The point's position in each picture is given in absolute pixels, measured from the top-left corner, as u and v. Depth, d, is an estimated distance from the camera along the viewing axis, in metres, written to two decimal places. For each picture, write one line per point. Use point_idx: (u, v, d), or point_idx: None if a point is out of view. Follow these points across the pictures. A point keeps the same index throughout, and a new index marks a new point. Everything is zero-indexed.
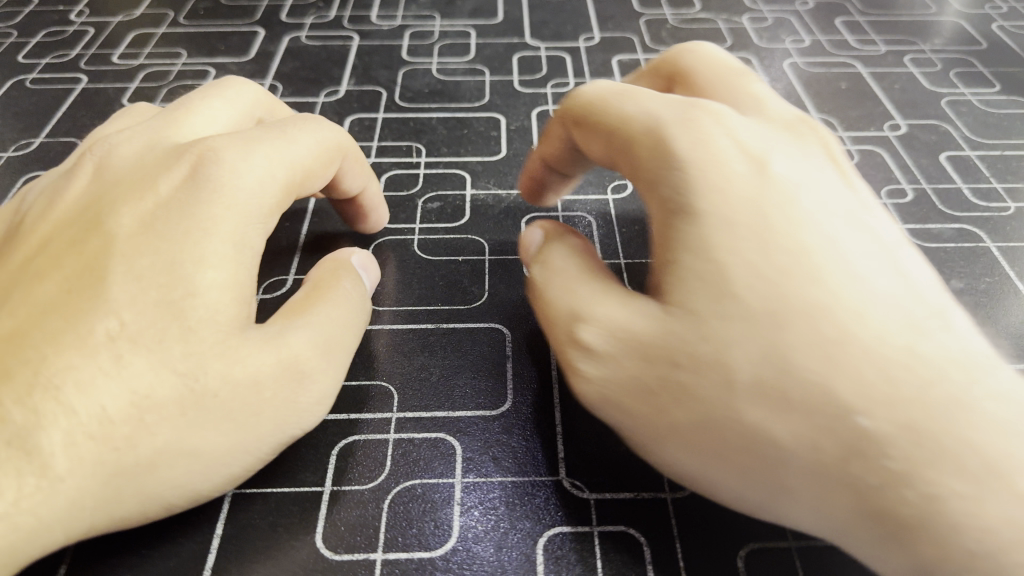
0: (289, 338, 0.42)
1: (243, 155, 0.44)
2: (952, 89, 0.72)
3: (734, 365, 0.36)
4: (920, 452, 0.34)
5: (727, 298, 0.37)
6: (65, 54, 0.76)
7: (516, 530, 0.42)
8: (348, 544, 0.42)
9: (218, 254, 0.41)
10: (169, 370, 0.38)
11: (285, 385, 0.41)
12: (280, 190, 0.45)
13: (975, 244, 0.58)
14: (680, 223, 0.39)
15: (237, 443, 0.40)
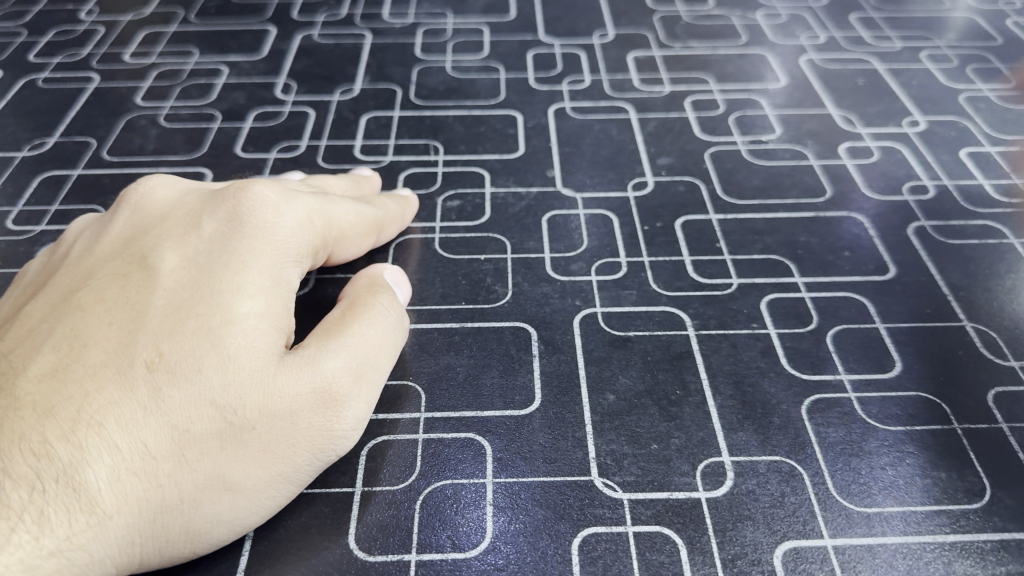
0: (325, 362, 0.42)
1: (280, 202, 0.47)
2: (970, 85, 0.71)
3: None
4: None
5: None
6: (75, 53, 0.76)
7: (551, 530, 0.42)
8: (381, 545, 0.41)
9: (256, 284, 0.43)
10: (206, 404, 0.39)
11: (320, 412, 0.41)
12: (316, 238, 0.49)
13: (999, 240, 0.57)
14: None
15: (276, 475, 0.40)
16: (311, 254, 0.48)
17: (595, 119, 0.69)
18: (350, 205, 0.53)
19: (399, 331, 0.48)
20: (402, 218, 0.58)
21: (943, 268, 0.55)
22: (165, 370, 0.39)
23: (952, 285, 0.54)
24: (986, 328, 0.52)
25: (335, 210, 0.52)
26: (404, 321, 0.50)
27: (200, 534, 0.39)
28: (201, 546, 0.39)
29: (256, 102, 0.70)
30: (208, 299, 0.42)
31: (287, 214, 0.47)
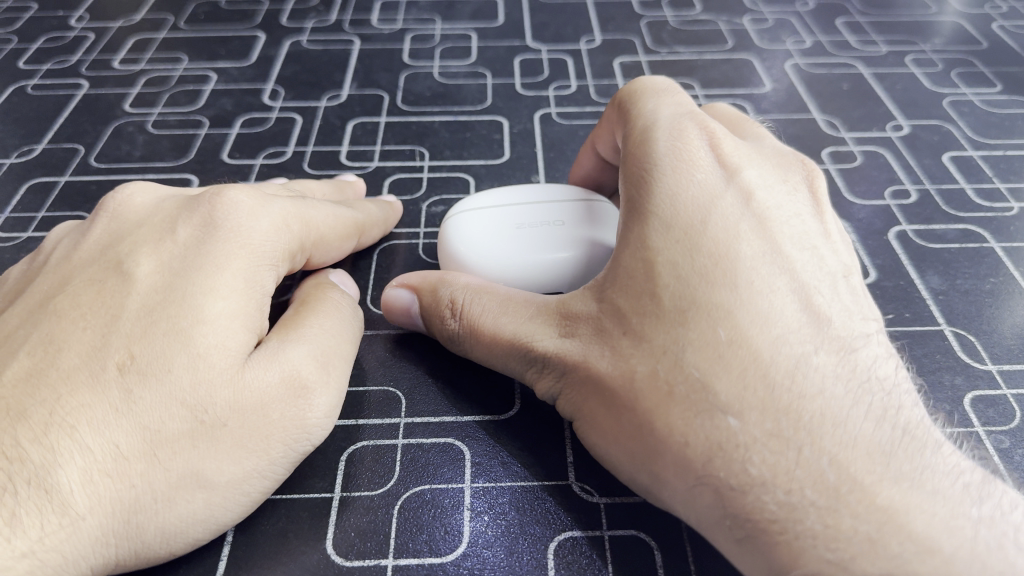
0: (291, 354, 0.43)
1: (256, 206, 0.48)
2: (954, 90, 0.72)
3: (635, 369, 0.41)
4: (782, 463, 0.37)
5: (647, 295, 0.42)
6: (66, 60, 0.76)
7: (525, 534, 0.42)
8: (358, 550, 0.42)
9: (228, 285, 0.43)
10: (177, 404, 0.40)
11: (290, 404, 0.42)
12: (293, 241, 0.49)
13: (980, 244, 0.58)
14: (634, 221, 0.44)
15: (250, 470, 0.40)
16: (286, 258, 0.48)
17: (580, 124, 0.69)
18: (328, 210, 0.53)
19: (357, 334, 0.48)
20: (382, 224, 0.58)
21: (923, 272, 0.56)
22: (137, 372, 0.40)
23: (931, 289, 0.55)
24: (964, 332, 0.52)
25: (313, 215, 0.52)
26: (360, 327, 0.50)
27: (174, 534, 0.39)
28: (176, 545, 0.39)
29: (244, 108, 0.70)
30: (179, 302, 0.42)
31: (263, 218, 0.47)
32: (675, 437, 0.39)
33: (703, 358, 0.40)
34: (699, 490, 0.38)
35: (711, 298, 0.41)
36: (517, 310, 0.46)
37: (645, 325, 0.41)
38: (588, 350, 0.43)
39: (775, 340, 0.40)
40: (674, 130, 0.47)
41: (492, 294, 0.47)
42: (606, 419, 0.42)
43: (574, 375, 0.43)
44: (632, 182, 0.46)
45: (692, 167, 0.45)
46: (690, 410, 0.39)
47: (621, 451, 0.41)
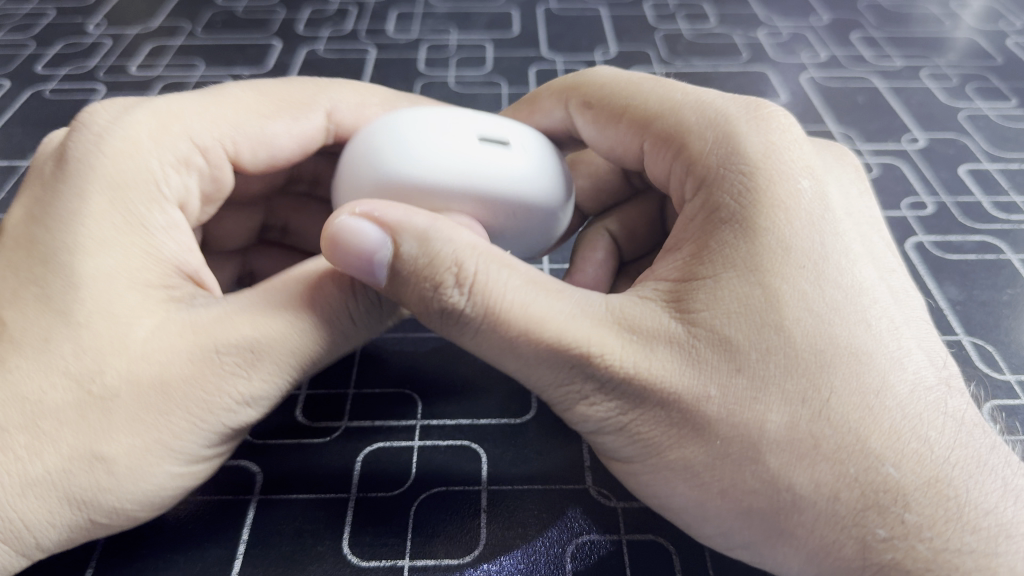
0: (222, 328, 0.39)
1: (124, 125, 0.44)
2: (969, 104, 0.72)
3: (765, 417, 0.36)
4: (938, 513, 0.36)
5: (769, 329, 0.36)
6: (82, 65, 0.76)
7: (542, 536, 0.42)
8: (374, 550, 0.41)
9: (107, 228, 0.40)
10: (59, 372, 0.37)
11: (198, 376, 0.38)
12: (175, 151, 0.45)
13: (996, 256, 0.58)
14: (738, 238, 0.39)
15: (149, 443, 0.38)
16: (185, 168, 0.46)
17: None
18: (267, 107, 0.51)
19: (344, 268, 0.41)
20: (351, 121, 0.54)
21: (941, 282, 0.56)
22: (10, 342, 0.38)
23: (949, 299, 0.55)
24: (982, 342, 0.52)
25: (244, 117, 0.49)
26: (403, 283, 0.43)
27: (86, 502, 0.38)
28: (94, 513, 0.38)
29: None
30: (47, 257, 0.39)
31: (148, 137, 0.45)
32: (819, 494, 0.35)
33: (852, 407, 0.36)
34: (842, 543, 0.36)
35: (849, 341, 0.37)
36: (559, 307, 0.37)
37: (763, 362, 0.36)
38: (675, 381, 0.36)
39: (912, 384, 0.37)
40: (756, 124, 0.43)
41: (514, 272, 0.37)
42: (700, 460, 0.37)
43: (660, 410, 0.37)
44: (727, 188, 0.40)
45: (796, 176, 0.40)
46: (841, 464, 0.35)
47: (731, 503, 0.37)
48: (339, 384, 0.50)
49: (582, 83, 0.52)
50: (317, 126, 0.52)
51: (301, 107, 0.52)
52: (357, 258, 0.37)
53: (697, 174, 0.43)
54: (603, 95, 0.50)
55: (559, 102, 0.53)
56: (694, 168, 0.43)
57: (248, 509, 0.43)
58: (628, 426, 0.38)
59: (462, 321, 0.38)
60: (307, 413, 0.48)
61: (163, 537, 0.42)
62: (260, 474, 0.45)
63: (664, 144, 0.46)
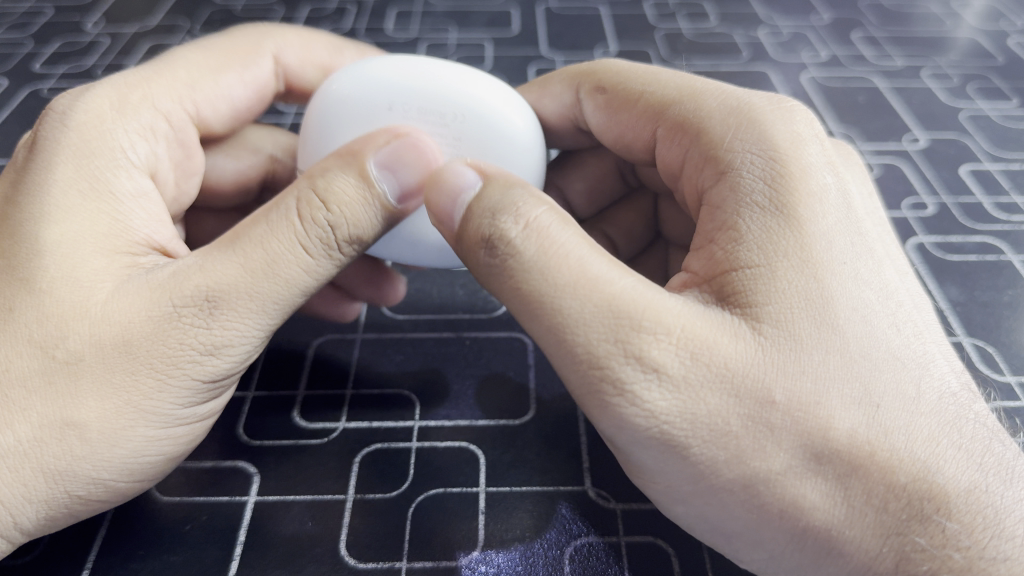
0: (188, 276, 0.38)
1: (88, 102, 0.45)
2: (970, 104, 0.71)
3: (830, 419, 0.34)
4: (977, 518, 0.35)
5: (826, 327, 0.36)
6: (80, 64, 0.76)
7: (541, 538, 0.42)
8: (372, 552, 0.41)
9: (73, 196, 0.41)
10: (25, 341, 0.38)
11: (162, 327, 0.38)
12: (140, 110, 0.47)
13: (998, 256, 0.58)
14: (785, 227, 0.38)
15: (118, 404, 0.38)
16: (154, 136, 0.47)
17: None
18: (214, 62, 0.53)
19: (304, 191, 0.40)
20: (297, 64, 0.57)
21: (942, 283, 0.55)
22: None
23: (950, 300, 0.54)
24: (983, 343, 0.52)
25: (198, 72, 0.51)
26: (356, 190, 0.40)
27: (61, 474, 0.38)
28: (73, 485, 0.39)
29: None
30: (15, 230, 0.39)
31: (113, 111, 0.45)
32: (867, 506, 0.35)
33: (900, 409, 0.35)
34: (884, 555, 0.35)
35: (892, 342, 0.37)
36: (617, 276, 0.36)
37: (823, 362, 0.35)
38: (745, 370, 0.35)
39: (944, 387, 0.37)
40: (780, 115, 0.43)
41: (578, 234, 0.37)
42: (761, 473, 0.34)
43: (724, 414, 0.34)
44: (756, 177, 0.40)
45: (823, 172, 0.41)
46: (892, 472, 0.35)
47: (779, 524, 0.35)
48: (336, 384, 0.50)
49: (593, 71, 0.52)
50: (265, 70, 0.55)
51: (247, 57, 0.54)
52: (444, 197, 0.39)
53: (721, 162, 0.42)
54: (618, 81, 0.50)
55: (568, 88, 0.52)
56: (716, 154, 0.43)
57: (244, 510, 0.43)
58: (682, 445, 0.35)
59: (513, 265, 0.36)
60: (303, 413, 0.48)
61: (159, 538, 0.42)
62: (256, 475, 0.45)
63: (680, 130, 0.46)
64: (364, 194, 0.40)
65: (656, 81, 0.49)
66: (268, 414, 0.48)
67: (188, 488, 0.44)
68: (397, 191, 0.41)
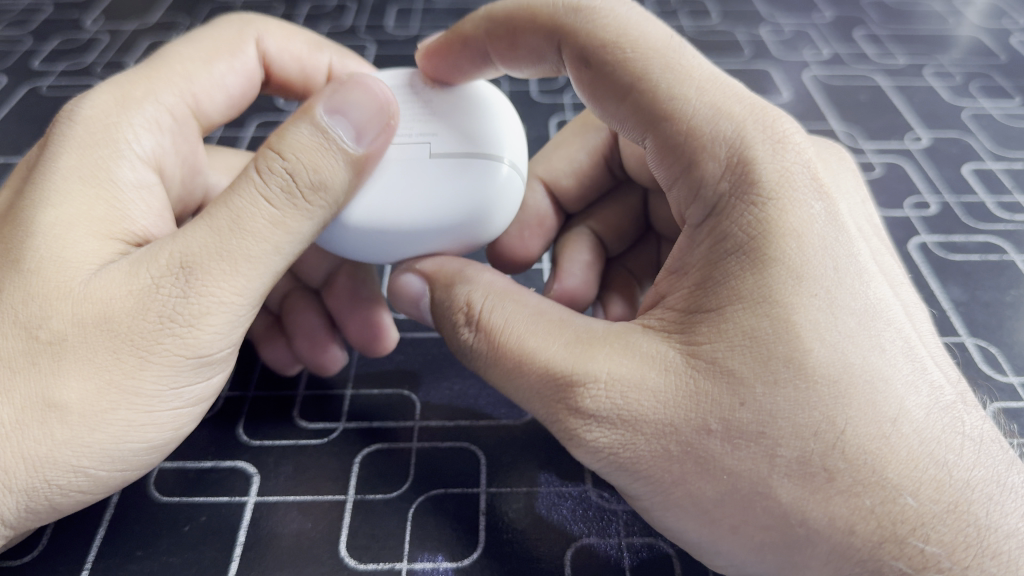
0: (166, 249, 0.37)
1: (92, 97, 0.45)
2: (973, 103, 0.71)
3: (773, 449, 0.34)
4: (958, 538, 0.34)
5: (779, 361, 0.35)
6: (79, 61, 0.76)
7: (542, 540, 0.42)
8: (373, 552, 0.41)
9: (75, 183, 0.41)
10: (10, 323, 0.37)
11: (143, 300, 0.37)
12: (142, 103, 0.47)
13: (1000, 256, 0.57)
14: (747, 269, 0.37)
15: (102, 383, 0.36)
16: (159, 129, 0.47)
17: None
18: (207, 51, 0.52)
19: (262, 149, 0.39)
20: (278, 51, 0.56)
21: (944, 283, 0.55)
22: None
23: (952, 300, 0.54)
24: (986, 343, 0.51)
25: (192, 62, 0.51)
26: (311, 138, 0.39)
27: (42, 460, 0.36)
28: (53, 474, 0.37)
29: (258, 111, 0.70)
30: (16, 215, 0.40)
31: (114, 104, 0.46)
32: (835, 528, 0.34)
33: (870, 439, 0.34)
34: (858, 573, 0.35)
35: (864, 369, 0.35)
36: (553, 341, 0.38)
37: (770, 397, 0.35)
38: (676, 415, 0.36)
39: (926, 409, 0.36)
40: (773, 147, 0.39)
41: (518, 306, 0.40)
42: (711, 496, 0.35)
43: (661, 450, 0.36)
44: (733, 216, 0.38)
45: (809, 196, 0.38)
46: (857, 496, 0.34)
47: (741, 538, 0.36)
48: (337, 384, 0.50)
49: (582, 33, 0.43)
50: (252, 58, 0.54)
51: (233, 43, 0.54)
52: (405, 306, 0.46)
53: (707, 198, 0.39)
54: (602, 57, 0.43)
55: (548, 42, 0.46)
56: (698, 186, 0.40)
57: (244, 511, 0.43)
58: (630, 464, 0.37)
59: (475, 358, 0.41)
60: (303, 413, 0.48)
61: (158, 540, 0.42)
62: (256, 475, 0.45)
63: (662, 139, 0.43)
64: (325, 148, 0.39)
65: (649, 75, 0.41)
66: (268, 414, 0.48)
67: (187, 488, 0.44)
68: (352, 132, 0.40)
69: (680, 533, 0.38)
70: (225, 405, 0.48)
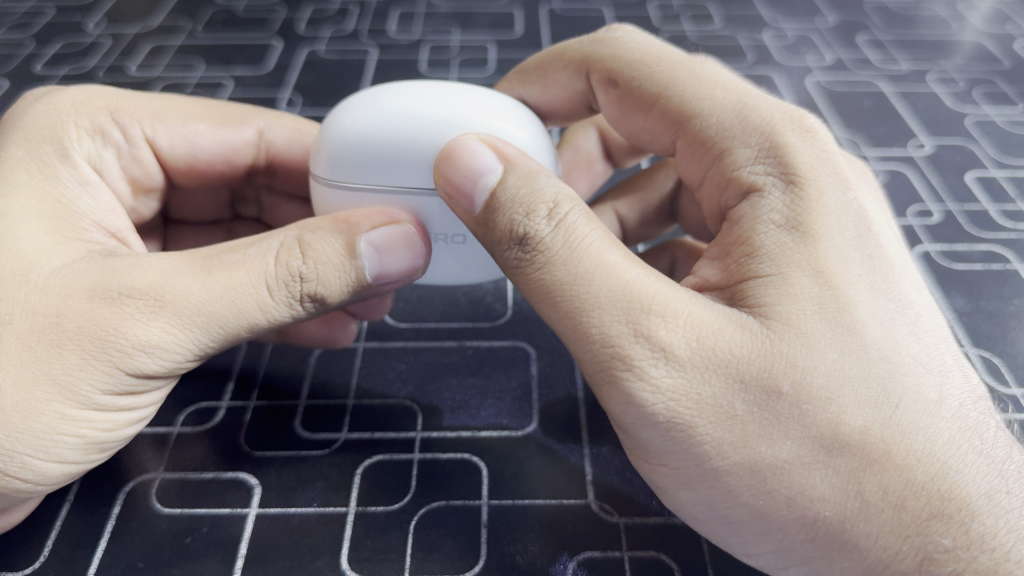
0: (136, 272, 0.38)
1: (42, 101, 0.48)
2: (976, 110, 0.71)
3: (841, 411, 0.35)
4: (999, 523, 0.35)
5: (843, 330, 0.36)
6: (80, 65, 0.76)
7: (544, 553, 0.42)
8: (372, 566, 0.41)
9: (23, 175, 0.43)
10: None
11: (94, 311, 0.38)
12: (95, 114, 0.49)
13: (1004, 265, 0.57)
14: (795, 240, 0.39)
15: (32, 376, 0.37)
16: (102, 138, 0.49)
17: None
18: (196, 110, 0.55)
19: (292, 234, 0.41)
20: (284, 143, 0.57)
21: (948, 294, 0.55)
22: None
23: (955, 310, 0.54)
24: (989, 354, 0.51)
25: (177, 112, 0.53)
26: (335, 252, 0.40)
27: None
28: None
29: None
30: None
31: (67, 105, 0.48)
32: (886, 501, 0.35)
33: (922, 412, 0.36)
34: (903, 554, 0.35)
35: (908, 349, 0.37)
36: (633, 269, 0.37)
37: (839, 363, 0.35)
38: (753, 360, 0.35)
39: (961, 399, 0.37)
40: (802, 134, 0.43)
41: (603, 230, 0.38)
42: (768, 461, 0.35)
43: (727, 398, 0.35)
44: (778, 200, 0.40)
45: (848, 190, 0.41)
46: (909, 472, 0.35)
47: (789, 514, 0.36)
48: (338, 395, 0.50)
49: (605, 59, 0.51)
50: (246, 140, 0.56)
51: (230, 118, 0.56)
52: (465, 177, 0.40)
53: (742, 184, 0.42)
54: (628, 76, 0.49)
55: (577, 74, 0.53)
56: (737, 177, 0.42)
57: (245, 524, 0.43)
58: (688, 425, 0.35)
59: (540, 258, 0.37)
60: (305, 424, 0.48)
61: (159, 552, 0.42)
62: (258, 487, 0.45)
63: (699, 146, 0.45)
64: (342, 253, 0.41)
65: (674, 84, 0.47)
66: (270, 424, 0.48)
67: (188, 500, 0.44)
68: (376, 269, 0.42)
69: (722, 514, 0.37)
70: (226, 416, 0.48)
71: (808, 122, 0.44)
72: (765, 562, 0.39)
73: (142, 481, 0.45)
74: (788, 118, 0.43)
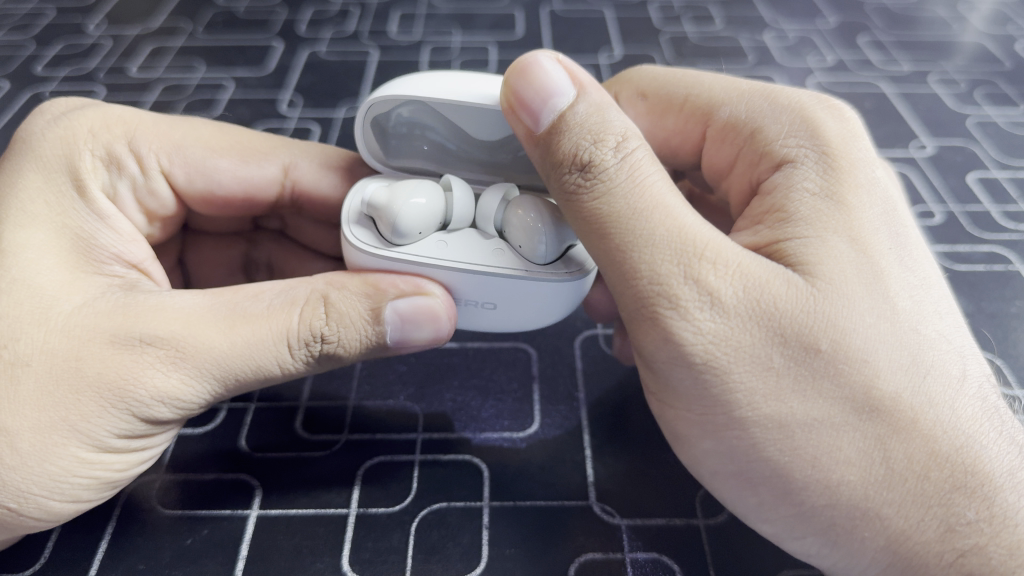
0: (157, 321, 0.39)
1: (51, 121, 0.48)
2: (977, 111, 0.71)
3: (877, 371, 0.35)
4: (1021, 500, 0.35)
5: (879, 295, 0.37)
6: (81, 67, 0.76)
7: (545, 555, 0.42)
8: (374, 567, 0.41)
9: (41, 206, 0.43)
10: None
11: (115, 359, 0.38)
12: (110, 139, 0.48)
13: (1006, 266, 0.57)
14: (829, 207, 0.39)
15: (49, 420, 0.38)
16: (116, 169, 0.48)
17: None
18: (221, 143, 0.54)
19: (311, 288, 0.42)
20: (310, 182, 0.56)
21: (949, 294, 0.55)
22: None
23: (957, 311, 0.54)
24: (991, 355, 0.51)
25: (201, 141, 0.53)
26: (361, 310, 0.41)
27: None
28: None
29: (262, 117, 0.70)
30: None
31: (84, 131, 0.48)
32: (910, 470, 0.35)
33: (947, 385, 0.36)
34: (926, 526, 0.35)
35: (934, 324, 0.37)
36: (689, 215, 0.37)
37: (875, 327, 0.36)
38: (796, 312, 0.35)
39: (982, 380, 0.38)
40: (830, 113, 0.43)
41: (663, 174, 0.38)
42: (805, 416, 0.35)
43: (767, 350, 0.35)
44: (811, 168, 0.41)
45: (876, 169, 0.41)
46: (933, 443, 0.35)
47: (815, 478, 0.35)
48: (339, 396, 0.49)
49: (632, 79, 0.51)
50: (269, 176, 0.55)
51: (255, 154, 0.55)
52: (536, 93, 0.39)
53: (774, 156, 0.42)
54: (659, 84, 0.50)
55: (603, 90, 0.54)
56: (769, 150, 0.43)
57: (246, 526, 0.43)
58: (724, 370, 0.35)
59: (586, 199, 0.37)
60: (306, 426, 0.48)
61: (160, 554, 0.42)
62: (259, 489, 0.44)
63: (727, 130, 0.45)
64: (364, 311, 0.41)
65: (702, 84, 0.48)
66: (271, 426, 0.48)
67: (189, 503, 0.44)
68: (398, 336, 0.42)
69: (744, 469, 0.37)
70: (227, 418, 0.48)
71: (839, 107, 0.44)
72: (776, 528, 0.38)
73: (143, 483, 0.45)
74: (818, 102, 0.44)
